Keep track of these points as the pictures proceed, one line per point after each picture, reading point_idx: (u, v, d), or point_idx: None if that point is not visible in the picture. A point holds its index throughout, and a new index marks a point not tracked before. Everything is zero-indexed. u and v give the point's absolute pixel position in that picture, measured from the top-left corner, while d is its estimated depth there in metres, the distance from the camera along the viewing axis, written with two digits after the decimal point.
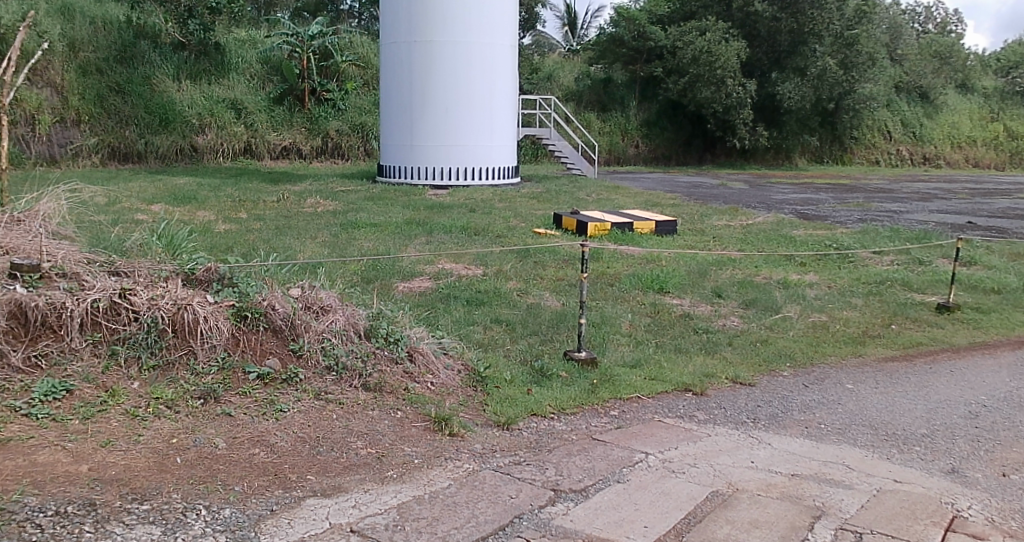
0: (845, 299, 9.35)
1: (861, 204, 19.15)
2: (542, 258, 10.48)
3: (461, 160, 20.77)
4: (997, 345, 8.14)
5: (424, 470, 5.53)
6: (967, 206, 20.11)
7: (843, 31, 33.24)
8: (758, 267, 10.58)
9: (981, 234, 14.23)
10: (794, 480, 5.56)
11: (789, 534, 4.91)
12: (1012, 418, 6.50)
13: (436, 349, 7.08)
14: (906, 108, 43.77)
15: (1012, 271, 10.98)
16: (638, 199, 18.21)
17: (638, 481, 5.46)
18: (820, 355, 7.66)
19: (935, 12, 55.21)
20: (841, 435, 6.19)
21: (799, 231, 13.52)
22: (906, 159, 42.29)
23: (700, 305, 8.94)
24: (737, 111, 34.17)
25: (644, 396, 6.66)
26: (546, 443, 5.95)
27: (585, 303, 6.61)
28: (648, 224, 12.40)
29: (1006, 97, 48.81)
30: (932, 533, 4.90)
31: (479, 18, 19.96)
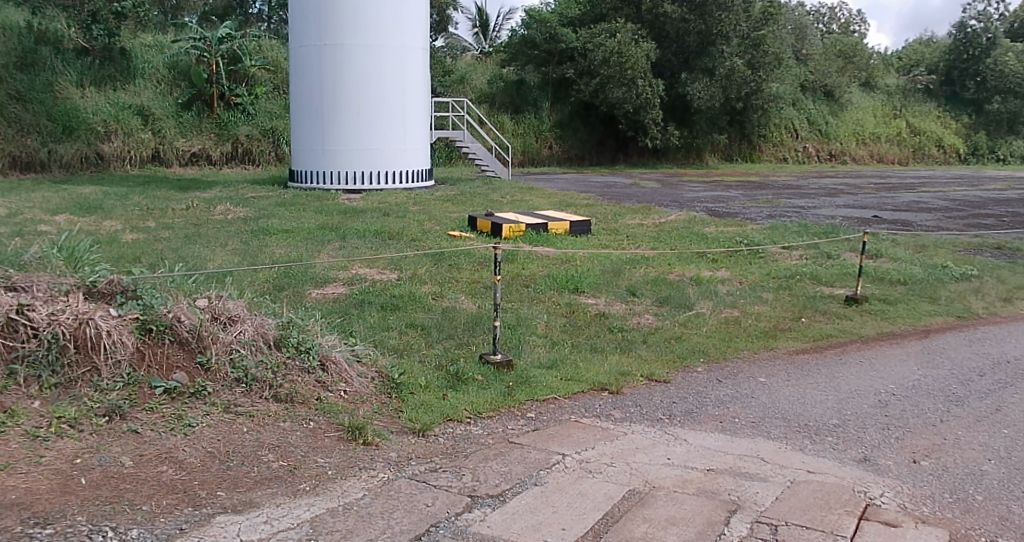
0: (755, 295, 9.49)
1: (770, 200, 19.65)
2: (456, 261, 10.44)
3: (375, 164, 20.63)
4: (904, 335, 8.36)
5: (337, 481, 5.38)
6: (873, 200, 20.78)
7: (749, 32, 34.38)
8: (671, 265, 10.66)
9: (886, 228, 14.67)
10: (709, 475, 5.59)
11: (706, 529, 4.92)
12: (919, 405, 6.67)
13: (348, 356, 6.91)
14: (812, 106, 45.23)
15: (916, 263, 11.33)
16: (552, 200, 18.28)
17: (556, 483, 5.41)
18: (732, 350, 7.73)
19: (838, 13, 57.20)
20: (755, 428, 6.24)
21: (711, 228, 13.72)
22: (813, 155, 43.74)
23: (615, 303, 8.97)
24: (646, 112, 34.65)
25: (560, 397, 6.61)
26: (463, 449, 5.86)
27: (499, 305, 6.45)
28: (563, 224, 12.44)
29: (908, 94, 50.99)
30: (846, 521, 5.00)
31: (391, 21, 19.88)
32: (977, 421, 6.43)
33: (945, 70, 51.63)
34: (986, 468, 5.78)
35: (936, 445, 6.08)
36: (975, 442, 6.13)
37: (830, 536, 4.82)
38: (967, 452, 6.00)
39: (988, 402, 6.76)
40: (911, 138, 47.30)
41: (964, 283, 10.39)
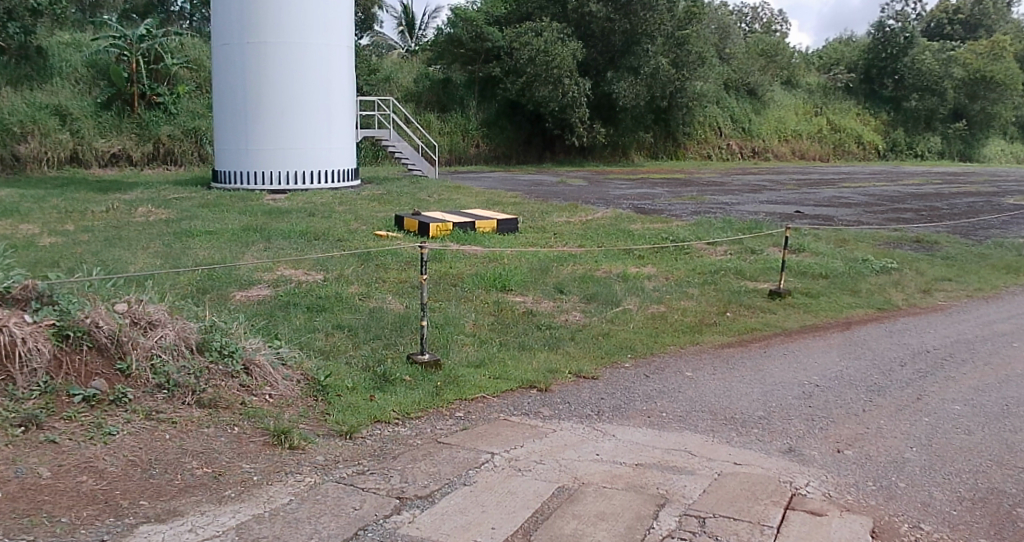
0: (681, 290, 9.59)
1: (694, 196, 19.91)
2: (383, 260, 10.34)
3: (300, 164, 20.39)
4: (826, 327, 8.54)
5: (263, 486, 5.27)
6: (794, 196, 21.26)
7: (673, 32, 35.19)
8: (597, 263, 10.75)
9: (807, 223, 15.01)
10: (638, 469, 5.63)
11: (636, 524, 4.95)
12: (841, 396, 6.81)
13: (273, 359, 6.76)
14: (736, 104, 46.06)
15: (836, 256, 11.59)
16: (481, 198, 18.21)
17: (486, 482, 5.38)
18: (659, 345, 7.80)
19: (761, 13, 58.51)
20: (682, 422, 6.29)
21: (637, 225, 13.86)
22: (736, 153, 44.51)
23: (543, 301, 8.97)
24: (573, 110, 34.93)
25: (488, 396, 6.59)
26: (391, 450, 5.79)
27: (426, 305, 6.38)
28: (490, 223, 12.43)
29: (829, 91, 52.34)
30: (773, 512, 5.10)
31: (315, 18, 19.75)
32: (899, 410, 6.59)
33: (864, 68, 53.05)
34: (908, 455, 5.95)
35: (859, 433, 6.22)
36: (896, 430, 6.29)
37: (757, 527, 4.91)
38: (889, 440, 6.15)
39: (909, 391, 6.93)
40: (832, 135, 48.50)
41: (883, 276, 10.66)
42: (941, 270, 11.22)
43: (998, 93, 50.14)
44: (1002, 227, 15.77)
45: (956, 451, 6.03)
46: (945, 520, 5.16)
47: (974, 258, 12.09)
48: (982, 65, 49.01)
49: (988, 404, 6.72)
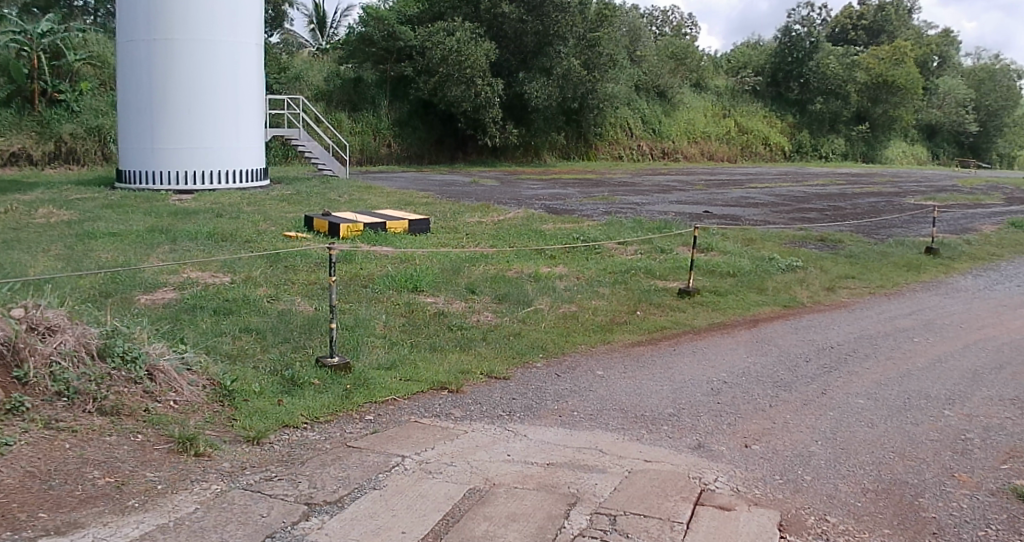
0: (592, 289, 9.66)
1: (606, 197, 20.12)
2: (293, 262, 10.20)
3: (208, 164, 20.01)
4: (733, 325, 8.71)
5: (168, 495, 5.11)
6: (702, 196, 21.70)
7: (585, 33, 35.23)
8: (509, 263, 10.76)
9: (715, 222, 15.32)
10: (549, 469, 5.64)
11: (547, 524, 4.95)
12: (749, 392, 6.93)
13: (178, 364, 6.59)
14: (646, 106, 46.65)
15: (744, 255, 11.82)
16: (393, 199, 18.10)
17: (395, 485, 5.33)
18: (570, 344, 7.85)
19: (670, 16, 59.17)
20: (593, 420, 6.33)
21: (549, 225, 13.96)
22: (646, 154, 45.28)
23: (454, 302, 8.93)
24: (486, 111, 34.74)
25: (399, 398, 6.53)
26: (299, 455, 5.69)
27: (335, 307, 6.31)
28: (401, 224, 12.39)
29: (737, 94, 53.41)
30: (681, 508, 5.16)
31: (222, 16, 19.50)
32: (805, 404, 6.74)
33: (771, 71, 54.39)
34: (814, 449, 6.08)
35: (766, 428, 6.33)
36: (803, 424, 6.42)
37: (667, 523, 4.96)
38: (796, 434, 6.28)
39: (814, 386, 7.10)
40: (740, 136, 49.88)
41: (789, 274, 10.92)
42: (844, 268, 11.55)
43: (899, 96, 52.39)
44: (900, 226, 16.35)
45: (860, 444, 6.18)
46: (851, 511, 5.30)
47: (876, 256, 12.47)
48: (884, 70, 50.75)
49: (890, 397, 6.94)
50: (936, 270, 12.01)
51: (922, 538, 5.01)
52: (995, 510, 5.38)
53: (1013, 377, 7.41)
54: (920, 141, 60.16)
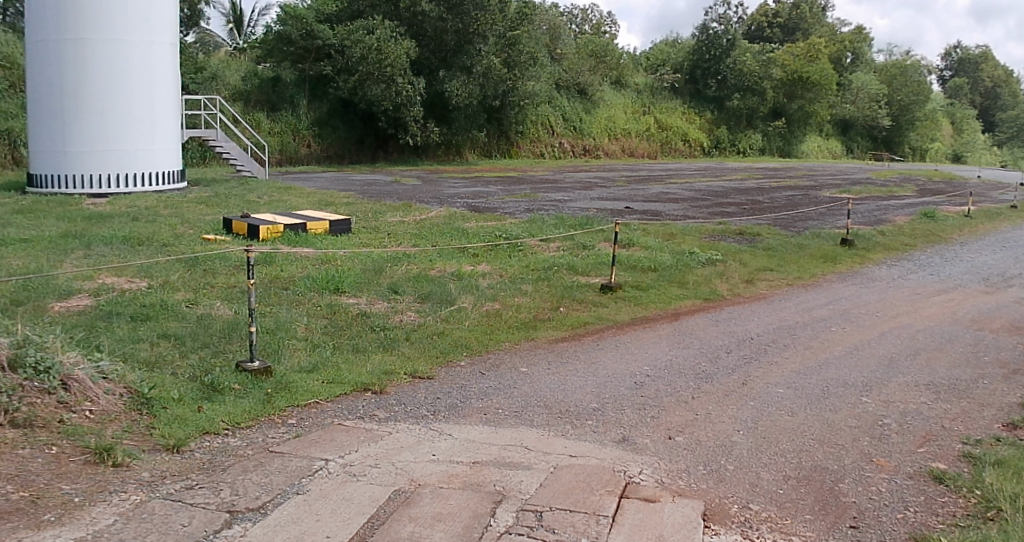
0: (514, 286, 9.69)
1: (528, 194, 20.19)
2: (211, 265, 10.06)
3: (124, 166, 19.56)
4: (655, 319, 8.85)
5: (85, 508, 4.93)
6: (623, 192, 21.95)
7: (505, 32, 35.57)
8: (432, 262, 10.73)
9: (636, 218, 15.53)
10: (475, 467, 5.65)
11: (473, 522, 4.96)
12: (670, 384, 7.03)
13: (93, 373, 6.38)
14: (567, 104, 46.66)
15: (664, 250, 12.00)
16: (313, 199, 17.94)
17: (318, 490, 5.27)
18: (494, 342, 7.88)
19: (590, 15, 58.95)
20: (518, 417, 6.36)
21: (470, 223, 14.00)
22: (568, 151, 45.28)
23: (377, 302, 8.89)
24: (406, 109, 34.69)
25: (322, 401, 6.49)
26: (220, 462, 5.60)
27: (255, 308, 6.31)
28: (322, 224, 12.29)
29: (656, 91, 53.78)
30: (607, 502, 5.21)
31: (137, 15, 19.20)
32: (727, 396, 6.85)
33: (689, 69, 55.65)
34: (735, 439, 6.19)
35: (689, 420, 6.43)
36: (725, 415, 6.53)
37: (593, 517, 5.01)
38: (718, 425, 6.39)
39: (735, 377, 7.23)
40: (660, 133, 50.30)
41: (709, 268, 11.11)
42: (763, 260, 11.79)
43: (815, 91, 54.77)
44: (815, 219, 16.73)
45: (781, 432, 6.32)
46: (774, 499, 5.41)
47: (792, 248, 12.76)
48: (799, 66, 52.92)
49: (810, 385, 7.10)
50: (850, 260, 12.37)
51: (842, 523, 5.16)
52: (912, 493, 5.54)
53: (926, 363, 7.68)
54: (834, 136, 61.70)
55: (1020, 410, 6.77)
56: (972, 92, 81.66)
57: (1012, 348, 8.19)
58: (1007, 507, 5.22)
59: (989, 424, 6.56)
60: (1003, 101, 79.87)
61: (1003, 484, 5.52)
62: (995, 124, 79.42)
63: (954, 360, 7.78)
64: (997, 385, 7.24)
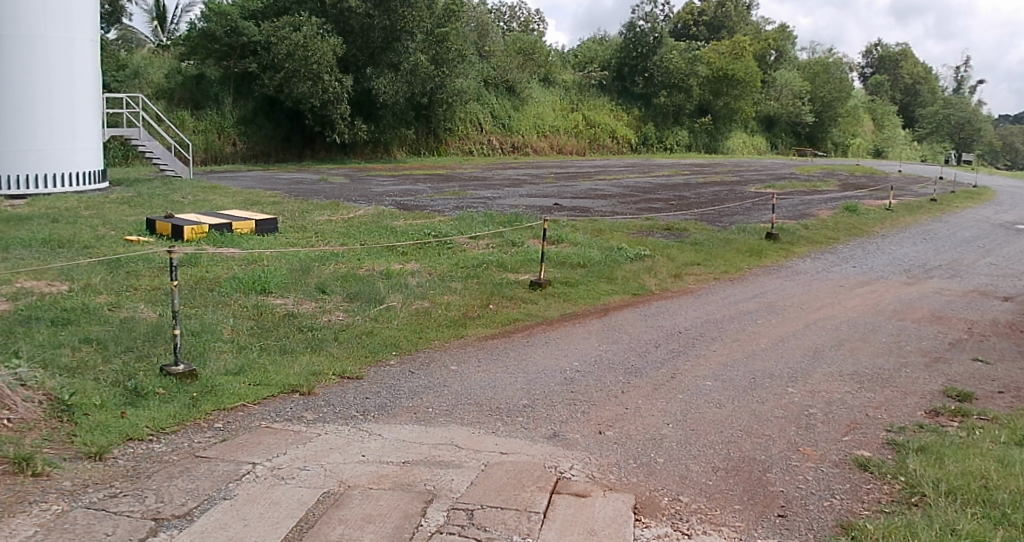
0: (444, 284, 9.69)
1: (457, 192, 20.18)
2: (135, 267, 9.90)
3: (46, 166, 19.18)
4: (584, 315, 8.95)
5: (4, 520, 4.80)
6: (552, 189, 22.09)
7: (432, 29, 35.03)
8: (360, 261, 10.69)
9: (565, 214, 15.66)
10: (405, 467, 5.64)
11: (403, 523, 4.96)
12: (601, 380, 7.11)
13: (10, 380, 6.14)
14: (495, 101, 46.09)
15: (593, 246, 12.10)
16: (238, 199, 17.67)
17: (246, 494, 5.21)
18: (424, 341, 7.89)
19: (518, 12, 58.85)
20: (448, 415, 6.38)
21: (399, 222, 13.96)
22: (497, 148, 44.69)
23: (304, 302, 8.83)
24: (334, 106, 34.12)
25: (249, 404, 6.44)
26: (145, 469, 5.50)
27: (179, 310, 6.30)
28: (248, 224, 12.18)
29: (583, 89, 53.65)
30: (538, 498, 5.24)
31: (58, 11, 18.82)
32: (656, 389, 6.95)
33: (616, 66, 55.94)
34: (666, 432, 6.27)
35: (619, 414, 6.50)
36: (655, 409, 6.62)
37: (524, 514, 5.04)
38: (648, 418, 6.47)
39: (664, 371, 7.34)
40: (587, 130, 50.25)
41: (637, 263, 11.24)
42: (690, 255, 11.97)
43: (739, 89, 55.27)
44: (742, 213, 17.02)
45: (710, 425, 6.42)
46: (703, 490, 5.50)
47: (718, 242, 12.98)
48: (724, 64, 54.03)
49: (737, 378, 7.23)
50: (776, 254, 12.64)
51: (770, 512, 5.27)
52: (838, 481, 5.68)
53: (851, 353, 7.90)
54: (760, 132, 62.59)
55: (941, 397, 6.98)
56: (893, 88, 83.50)
57: (931, 338, 8.46)
58: (930, 491, 5.37)
59: (912, 412, 6.74)
60: (921, 97, 82.04)
61: (925, 469, 5.68)
62: (915, 120, 81.46)
63: (877, 350, 8.02)
64: (918, 374, 7.47)
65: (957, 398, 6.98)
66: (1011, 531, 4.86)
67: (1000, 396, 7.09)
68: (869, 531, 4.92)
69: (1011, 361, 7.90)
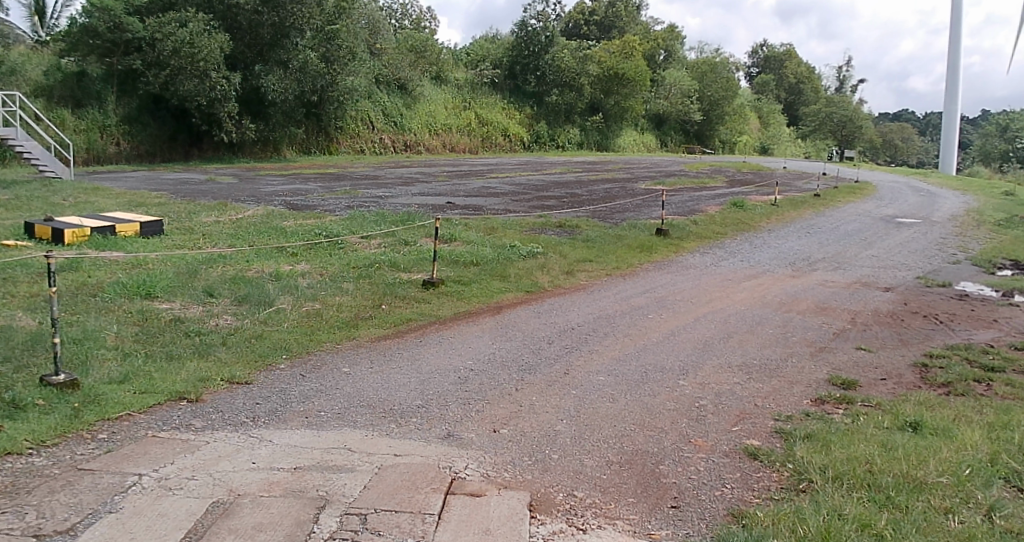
0: (335, 285, 9.62)
1: (348, 191, 19.96)
2: (10, 274, 9.51)
3: None
4: (477, 313, 9.02)
5: None
6: (446, 187, 22.11)
7: (323, 26, 34.25)
8: (249, 262, 10.53)
9: (457, 212, 15.70)
10: (297, 473, 5.57)
11: (296, 531, 4.92)
12: (494, 378, 7.16)
13: None
14: (386, 99, 44.31)
15: (486, 244, 12.16)
16: (122, 200, 17.14)
17: (132, 507, 5.08)
18: (315, 343, 7.82)
19: (410, 9, 58.04)
20: (341, 419, 6.34)
21: (288, 222, 13.77)
22: (388, 147, 43.13)
23: (191, 306, 8.65)
24: (221, 104, 32.52)
25: (134, 413, 6.29)
26: (24, 484, 5.30)
27: (58, 315, 6.20)
28: (132, 226, 11.86)
29: (476, 87, 52.92)
30: (432, 499, 5.26)
31: None
32: (549, 386, 7.04)
33: (508, 65, 55.37)
34: (559, 428, 6.35)
35: (514, 412, 6.57)
36: (549, 405, 6.70)
37: (418, 516, 5.06)
38: (542, 415, 6.55)
39: (558, 367, 7.45)
40: (480, 128, 49.74)
41: (531, 260, 11.35)
42: (582, 251, 12.15)
43: (629, 88, 57.24)
44: (632, 209, 17.39)
45: (604, 419, 6.53)
46: (598, 485, 5.59)
47: (612, 239, 13.21)
48: (613, 63, 55.48)
49: (629, 372, 7.39)
50: (666, 249, 12.94)
51: (664, 504, 5.39)
52: (728, 470, 5.85)
53: (739, 345, 8.16)
54: (650, 130, 63.79)
55: (825, 386, 7.27)
56: (777, 88, 85.83)
57: (817, 328, 8.81)
58: (817, 477, 5.58)
59: (798, 401, 6.98)
60: (805, 96, 84.78)
61: (813, 455, 5.90)
62: (799, 118, 84.16)
63: (764, 341, 8.31)
64: (804, 363, 7.76)
65: (841, 386, 7.27)
66: (896, 513, 5.11)
67: (882, 382, 7.42)
68: (758, 519, 5.11)
69: (891, 349, 8.31)
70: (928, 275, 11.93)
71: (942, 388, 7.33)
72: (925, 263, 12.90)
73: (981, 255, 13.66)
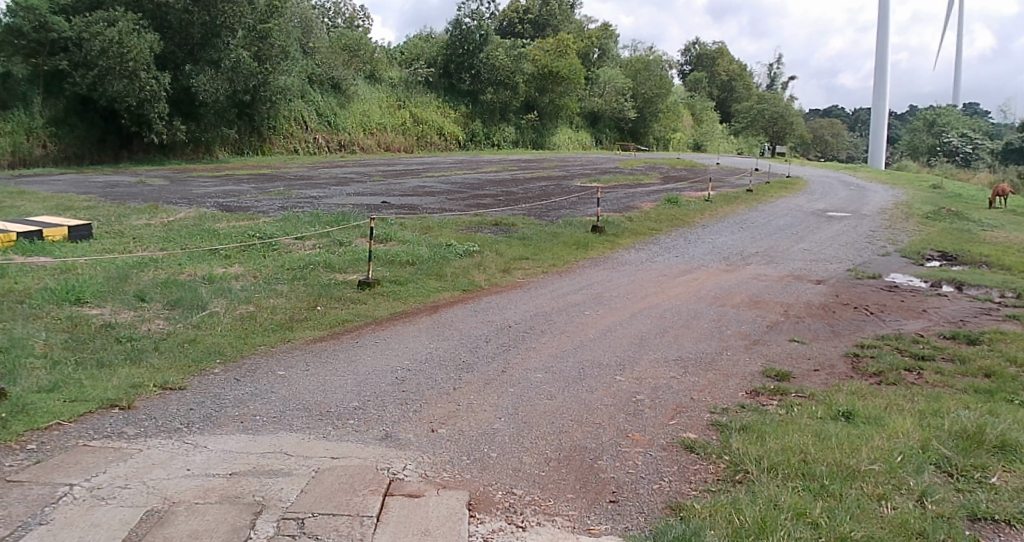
0: (270, 288, 9.51)
1: (281, 192, 19.73)
2: None
3: None
4: (414, 313, 9.01)
5: None
6: (382, 187, 21.99)
7: (255, 24, 33.81)
8: (181, 266, 10.34)
9: (391, 212, 15.65)
10: (232, 479, 5.49)
11: (232, 537, 4.86)
12: (431, 378, 7.15)
13: None
14: (320, 98, 43.78)
15: (422, 243, 12.14)
16: (48, 204, 16.68)
17: (63, 518, 4.96)
18: (249, 347, 7.72)
19: (342, 7, 57.60)
20: (277, 423, 6.27)
21: (221, 224, 13.57)
22: (323, 146, 42.72)
23: (122, 312, 8.47)
24: (151, 105, 31.84)
25: (64, 422, 6.14)
26: None
27: None
28: (60, 230, 11.56)
29: (410, 85, 52.36)
30: (370, 501, 5.24)
31: None
32: (487, 385, 7.05)
33: (443, 63, 54.82)
34: (497, 426, 6.37)
35: (452, 412, 6.56)
36: (487, 404, 6.71)
37: (356, 519, 5.04)
38: (480, 414, 6.55)
39: (496, 365, 7.47)
40: (415, 126, 49.36)
41: (467, 259, 11.35)
42: (519, 249, 12.20)
43: (563, 86, 57.85)
44: (568, 207, 17.53)
45: (542, 416, 6.57)
46: (536, 482, 5.62)
47: (548, 236, 13.29)
48: (548, 61, 56.62)
49: (567, 369, 7.44)
50: (602, 246, 13.05)
51: (603, 499, 5.45)
52: (666, 464, 5.92)
53: (675, 339, 8.27)
54: (586, 127, 64.25)
55: (759, 378, 7.40)
56: (710, 85, 86.94)
57: (751, 322, 8.97)
58: (753, 468, 5.68)
59: (734, 393, 7.10)
60: (737, 92, 86.15)
61: (748, 447, 6.01)
62: (732, 114, 85.38)
63: (699, 335, 8.43)
64: (738, 356, 7.91)
65: (775, 378, 7.41)
66: (830, 501, 5.23)
67: (815, 373, 7.59)
68: (696, 511, 5.19)
69: (824, 340, 8.50)
70: (858, 267, 12.24)
71: (873, 377, 7.52)
72: (856, 255, 13.23)
73: (910, 247, 14.06)
